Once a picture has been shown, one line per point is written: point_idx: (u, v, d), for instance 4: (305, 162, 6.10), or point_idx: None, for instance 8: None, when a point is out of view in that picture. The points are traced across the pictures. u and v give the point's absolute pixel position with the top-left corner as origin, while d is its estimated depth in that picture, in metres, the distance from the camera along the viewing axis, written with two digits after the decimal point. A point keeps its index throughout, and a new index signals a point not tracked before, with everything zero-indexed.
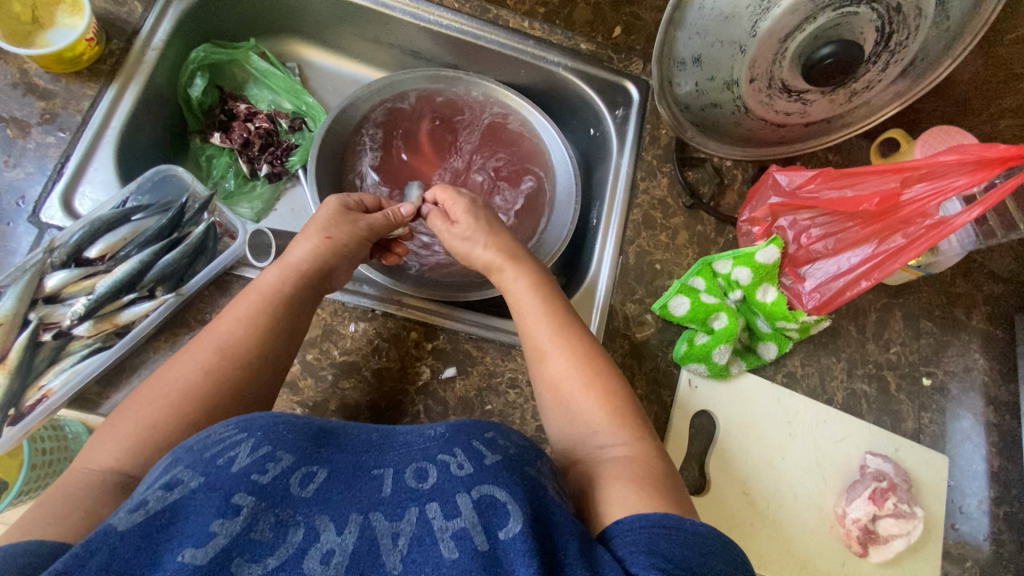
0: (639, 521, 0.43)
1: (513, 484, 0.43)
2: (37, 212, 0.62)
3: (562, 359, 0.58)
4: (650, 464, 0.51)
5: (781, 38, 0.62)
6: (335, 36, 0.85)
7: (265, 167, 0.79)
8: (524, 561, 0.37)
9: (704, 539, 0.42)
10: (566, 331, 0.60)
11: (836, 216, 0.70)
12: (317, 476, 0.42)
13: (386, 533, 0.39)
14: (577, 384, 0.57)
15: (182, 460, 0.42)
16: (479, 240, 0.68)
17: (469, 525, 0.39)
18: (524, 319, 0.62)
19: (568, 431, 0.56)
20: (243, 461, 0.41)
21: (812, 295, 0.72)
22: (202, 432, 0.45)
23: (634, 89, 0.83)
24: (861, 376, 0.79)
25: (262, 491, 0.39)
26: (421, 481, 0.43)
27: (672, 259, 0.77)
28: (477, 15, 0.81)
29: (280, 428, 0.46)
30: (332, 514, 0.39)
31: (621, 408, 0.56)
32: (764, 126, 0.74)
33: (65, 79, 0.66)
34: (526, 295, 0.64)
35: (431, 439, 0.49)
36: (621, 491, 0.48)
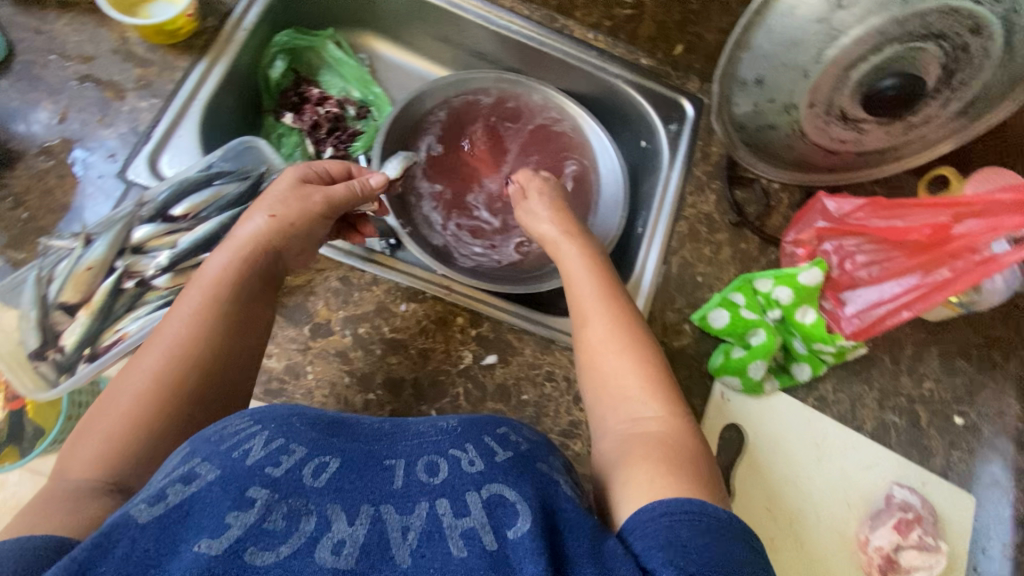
0: (661, 509, 0.44)
1: (522, 484, 0.45)
2: (126, 170, 0.66)
3: (602, 325, 0.62)
4: (680, 442, 0.53)
5: (845, 67, 0.64)
6: (406, 32, 0.89)
7: (329, 150, 0.83)
8: (532, 559, 0.39)
9: (725, 526, 0.43)
10: (612, 302, 0.64)
11: (885, 244, 0.71)
12: (329, 467, 0.45)
13: (397, 527, 0.41)
14: (616, 351, 0.60)
15: (199, 452, 0.44)
16: (541, 216, 0.74)
17: (478, 524, 0.41)
18: (574, 286, 0.67)
19: (599, 399, 0.58)
20: (257, 453, 0.44)
21: (851, 319, 0.72)
22: (218, 424, 0.47)
23: (688, 106, 0.86)
24: (892, 408, 0.79)
25: (276, 483, 0.42)
26: (431, 476, 0.45)
27: (713, 273, 0.79)
28: (545, 24, 0.85)
29: (293, 422, 0.49)
30: (344, 505, 0.42)
31: (656, 376, 0.58)
32: (816, 151, 0.76)
33: (162, 50, 0.71)
34: (579, 264, 0.68)
35: (443, 432, 0.52)
36: (647, 473, 0.49)
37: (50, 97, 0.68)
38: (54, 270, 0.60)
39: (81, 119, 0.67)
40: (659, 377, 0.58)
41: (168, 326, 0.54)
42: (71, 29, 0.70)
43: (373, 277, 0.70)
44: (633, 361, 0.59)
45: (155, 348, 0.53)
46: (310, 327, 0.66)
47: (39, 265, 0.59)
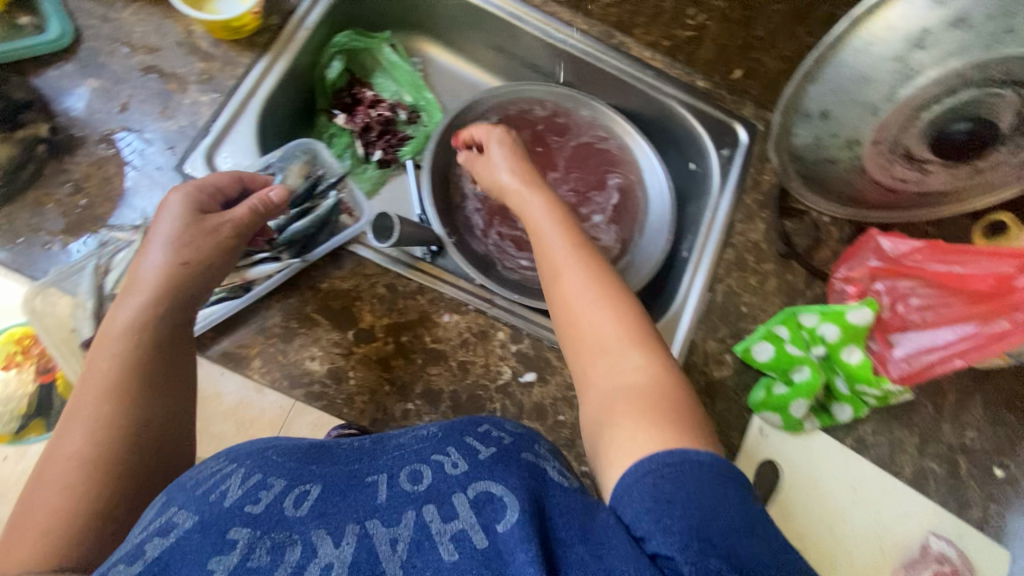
0: (642, 467, 0.43)
1: (509, 476, 0.45)
2: (182, 164, 0.67)
3: (573, 274, 0.58)
4: (661, 389, 0.50)
5: (916, 107, 0.62)
6: (461, 38, 0.89)
7: (378, 153, 0.84)
8: (522, 544, 0.40)
9: (708, 469, 0.43)
10: (579, 248, 0.60)
11: (941, 290, 0.70)
12: (311, 494, 0.46)
13: (384, 540, 0.42)
14: (588, 299, 0.56)
15: (177, 501, 0.44)
16: (501, 164, 0.70)
17: (466, 526, 0.42)
18: (539, 236, 0.62)
19: (579, 357, 0.55)
20: (234, 494, 0.44)
21: (900, 363, 0.71)
22: (193, 469, 0.48)
23: (742, 132, 0.84)
24: (932, 455, 0.77)
25: (257, 520, 0.42)
26: (415, 484, 0.46)
27: (758, 304, 0.77)
28: (602, 40, 0.84)
29: (269, 455, 0.50)
30: (329, 528, 0.43)
31: (631, 320, 0.55)
32: (875, 188, 0.74)
33: (225, 46, 0.71)
34: (541, 211, 0.64)
35: (425, 439, 0.51)
36: (630, 431, 0.47)
37: (113, 85, 0.68)
38: (111, 261, 0.62)
39: (142, 110, 0.68)
40: (635, 321, 0.55)
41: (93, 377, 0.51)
42: (138, 19, 0.70)
43: (419, 286, 0.69)
44: (607, 308, 0.56)
45: (83, 400, 0.51)
46: (354, 332, 0.66)
47: (98, 255, 0.62)
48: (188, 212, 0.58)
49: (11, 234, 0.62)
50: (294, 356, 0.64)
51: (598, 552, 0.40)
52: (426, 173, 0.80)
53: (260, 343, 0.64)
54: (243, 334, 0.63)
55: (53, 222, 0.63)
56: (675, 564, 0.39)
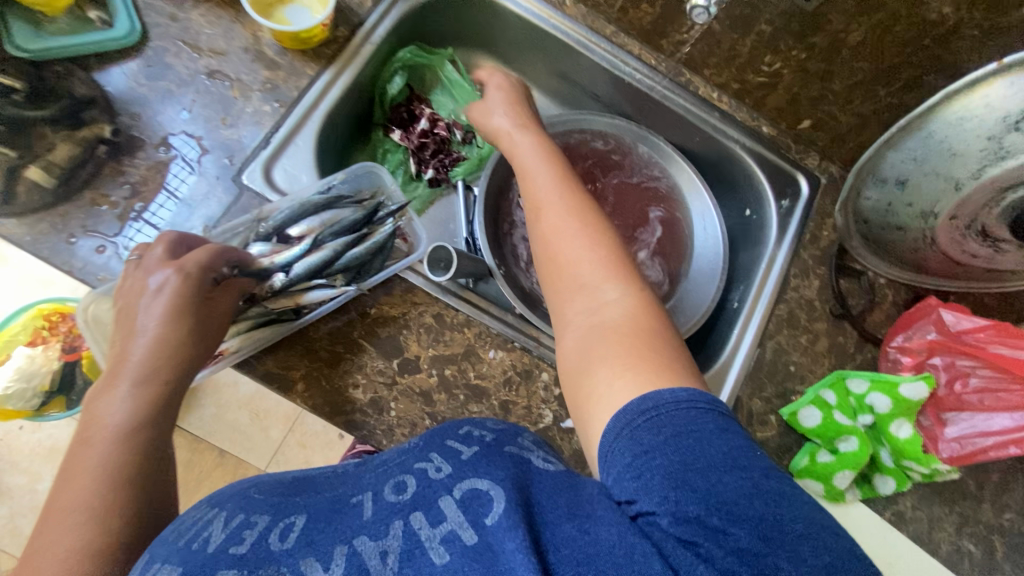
0: (622, 421, 0.44)
1: (494, 470, 0.44)
2: (241, 174, 0.66)
3: (557, 214, 0.59)
4: (637, 322, 0.51)
5: (1003, 186, 0.59)
6: (524, 60, 0.87)
7: (430, 172, 0.82)
8: (511, 532, 0.39)
9: (682, 405, 0.43)
10: (564, 185, 0.61)
11: (1004, 374, 0.68)
12: (296, 525, 0.43)
13: (374, 554, 0.40)
14: (569, 237, 0.57)
15: (157, 555, 0.42)
16: (499, 108, 0.70)
17: (456, 525, 0.41)
18: (528, 178, 0.63)
19: (559, 299, 0.56)
20: (218, 538, 0.42)
21: (951, 444, 0.69)
22: (174, 522, 0.46)
23: (804, 183, 0.82)
24: (970, 535, 0.75)
25: (242, 561, 0.40)
26: (400, 494, 0.44)
27: (807, 364, 0.75)
28: (670, 76, 0.82)
29: (250, 494, 0.48)
30: (317, 554, 0.41)
31: (607, 251, 0.56)
32: (943, 260, 0.71)
33: (292, 55, 0.70)
34: (529, 150, 0.65)
35: (407, 452, 0.50)
36: (608, 377, 0.47)
37: (177, 88, 0.67)
38: None
39: (204, 116, 0.67)
40: (611, 255, 0.56)
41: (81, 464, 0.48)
42: (206, 21, 0.68)
43: (466, 318, 0.68)
44: (586, 242, 0.57)
45: (72, 478, 0.47)
46: (399, 362, 0.65)
47: None
48: (187, 301, 0.55)
49: (66, 233, 0.62)
50: (338, 382, 0.63)
51: (585, 525, 0.40)
52: (478, 202, 0.77)
53: (304, 366, 0.63)
54: (286, 355, 0.62)
55: (108, 225, 0.62)
56: (657, 518, 0.39)
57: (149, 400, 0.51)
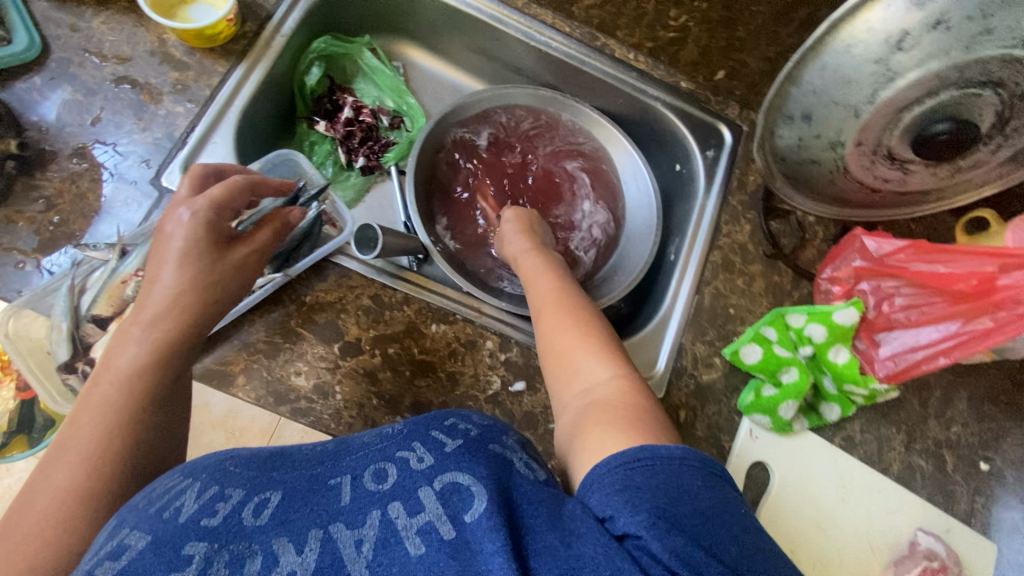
0: (617, 460, 0.44)
1: (476, 465, 0.44)
2: (160, 176, 0.65)
3: (556, 311, 0.62)
4: (632, 401, 0.52)
5: (899, 108, 0.63)
6: (443, 42, 0.88)
7: (361, 160, 0.82)
8: (489, 536, 0.39)
9: (678, 461, 0.43)
10: (565, 288, 0.66)
11: (925, 289, 0.70)
12: (272, 501, 0.44)
13: (349, 542, 0.41)
14: (567, 328, 0.60)
15: (127, 522, 0.42)
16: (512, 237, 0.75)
17: (434, 517, 0.41)
18: (533, 282, 0.68)
19: (557, 386, 0.57)
20: (191, 508, 0.43)
21: (885, 363, 0.72)
22: (146, 488, 0.46)
23: (727, 132, 0.84)
24: (919, 451, 0.78)
25: (214, 533, 0.41)
26: (380, 483, 0.45)
27: (745, 305, 0.78)
28: (586, 41, 0.83)
29: (226, 468, 0.47)
30: (291, 535, 0.41)
31: (602, 341, 0.58)
32: (858, 189, 0.74)
33: (199, 54, 0.69)
34: (534, 258, 0.71)
35: (389, 437, 0.50)
36: (602, 436, 0.48)
37: (85, 97, 0.66)
38: (86, 280, 0.60)
39: (115, 122, 0.66)
40: (604, 340, 0.59)
41: (91, 403, 0.50)
42: (108, 28, 0.68)
43: (405, 297, 0.68)
44: (579, 333, 0.59)
45: (85, 419, 0.49)
46: (339, 346, 0.65)
47: (72, 275, 0.59)
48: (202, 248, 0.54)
49: None
50: (279, 372, 0.63)
51: (568, 539, 0.40)
52: (410, 180, 0.78)
53: (244, 359, 0.63)
54: (224, 351, 0.62)
55: (26, 241, 0.61)
56: (643, 543, 0.39)
57: (153, 349, 0.52)
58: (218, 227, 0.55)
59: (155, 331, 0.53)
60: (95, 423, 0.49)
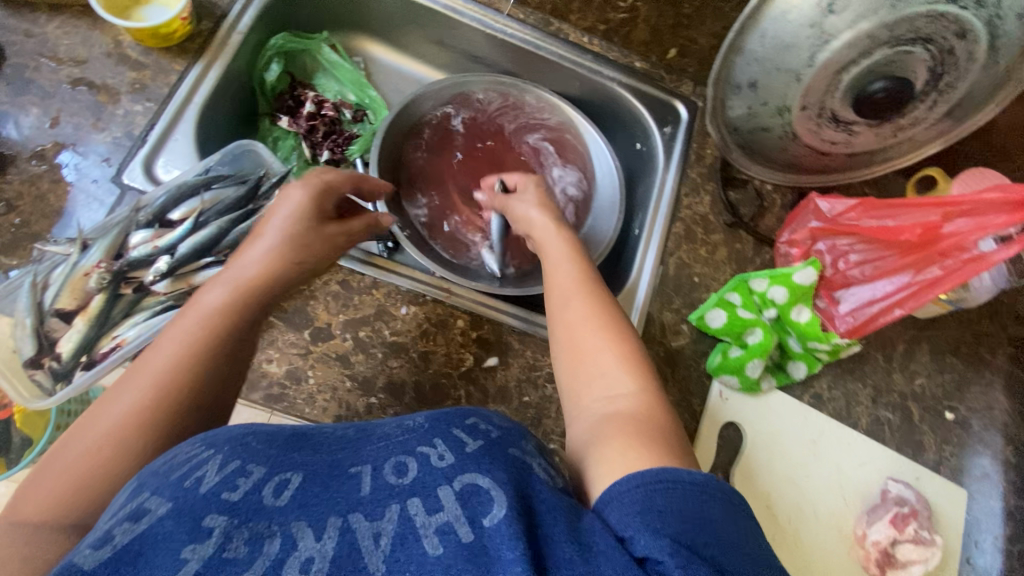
0: (634, 480, 0.42)
1: (497, 469, 0.42)
2: (121, 174, 0.65)
3: (581, 305, 0.59)
4: (654, 419, 0.50)
5: (837, 70, 0.65)
6: (402, 35, 0.89)
7: (326, 153, 0.83)
8: (510, 545, 0.37)
9: (703, 487, 0.41)
10: (589, 279, 0.62)
11: (877, 244, 0.72)
12: (292, 481, 0.42)
13: (367, 534, 0.38)
14: (594, 325, 0.57)
15: (149, 485, 0.41)
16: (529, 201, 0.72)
17: (453, 518, 0.39)
18: (553, 269, 0.65)
19: (572, 385, 0.55)
20: (212, 480, 0.41)
21: (846, 317, 0.74)
22: (167, 454, 0.44)
23: (682, 109, 0.87)
24: (886, 405, 0.80)
25: (234, 508, 0.39)
26: (400, 477, 0.42)
27: (710, 273, 0.80)
28: (540, 27, 0.85)
29: (249, 441, 0.45)
30: (310, 520, 0.39)
31: (628, 348, 0.56)
32: (809, 153, 0.77)
33: (156, 54, 0.70)
34: (560, 245, 0.67)
35: (411, 430, 0.48)
36: (619, 450, 0.46)
37: (41, 101, 0.66)
38: (49, 276, 0.59)
39: (74, 123, 0.66)
40: (628, 347, 0.56)
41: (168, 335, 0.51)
42: (63, 32, 0.68)
43: (373, 281, 0.69)
44: (604, 335, 0.56)
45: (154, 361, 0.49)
46: (310, 332, 0.66)
47: (34, 271, 0.59)
48: (305, 217, 0.60)
49: None
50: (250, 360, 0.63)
51: (586, 556, 0.37)
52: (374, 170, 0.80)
53: None
54: None
55: None
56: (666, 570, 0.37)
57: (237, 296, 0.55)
58: (320, 201, 0.62)
59: (236, 283, 0.55)
60: (163, 358, 0.49)
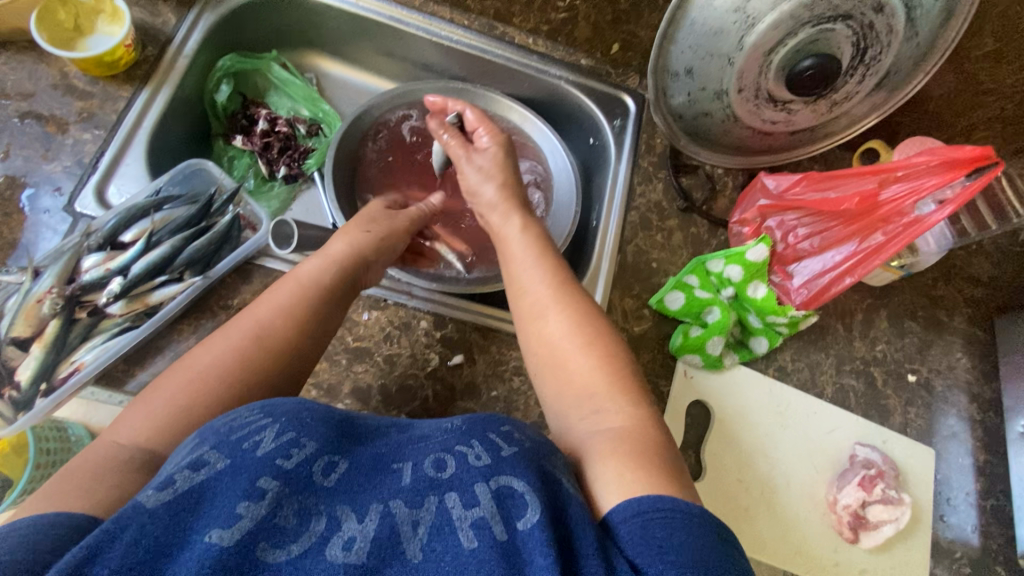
0: (632, 508, 0.44)
1: (530, 474, 0.44)
2: (73, 202, 0.66)
3: (560, 321, 0.61)
4: (647, 436, 0.52)
5: (766, 52, 0.68)
6: (352, 49, 0.91)
7: (282, 169, 0.84)
8: (542, 550, 0.38)
9: (703, 518, 0.43)
10: (563, 293, 0.63)
11: (821, 216, 0.75)
12: (340, 465, 0.43)
13: (406, 521, 0.40)
14: (577, 345, 0.59)
15: (208, 442, 0.44)
16: (495, 179, 0.74)
17: (488, 515, 0.40)
18: (523, 282, 0.66)
19: (560, 397, 0.58)
20: (268, 446, 0.42)
21: (800, 290, 0.75)
22: (229, 415, 0.47)
23: (630, 101, 0.89)
24: (849, 372, 0.82)
25: (287, 476, 0.41)
26: (440, 471, 0.44)
27: (667, 258, 0.82)
28: (485, 32, 0.87)
29: (304, 415, 0.47)
30: (353, 505, 0.41)
31: (617, 370, 0.57)
32: (752, 134, 0.79)
33: (102, 82, 0.71)
34: (526, 250, 0.68)
35: (448, 431, 0.50)
36: (614, 470, 0.48)
37: None
38: (3, 306, 0.59)
39: (23, 155, 0.67)
40: (609, 365, 0.58)
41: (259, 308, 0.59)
42: (9, 68, 0.69)
43: None
44: (591, 356, 0.58)
45: (241, 330, 0.57)
46: None
47: None
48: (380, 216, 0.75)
49: None
50: None
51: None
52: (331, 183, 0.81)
53: None
54: (156, 363, 0.61)
55: None
56: None
57: (321, 271, 0.64)
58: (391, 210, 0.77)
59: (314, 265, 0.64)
60: (248, 325, 0.58)
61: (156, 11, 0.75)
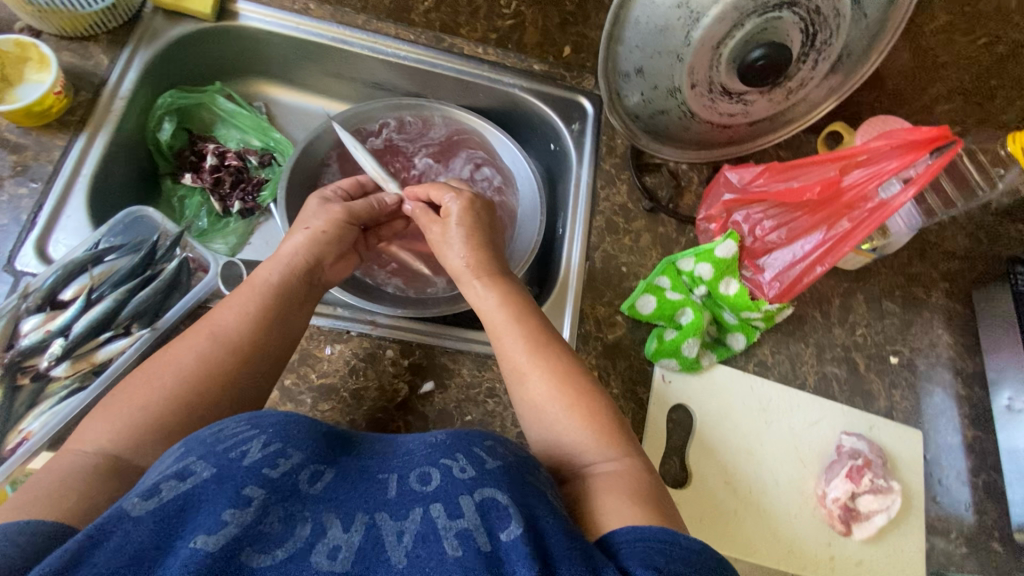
0: (634, 533, 0.43)
1: (512, 490, 0.41)
2: (12, 262, 0.63)
3: (542, 382, 0.58)
4: (642, 480, 0.52)
5: (714, 45, 0.66)
6: (300, 74, 0.89)
7: (236, 204, 0.82)
8: (525, 562, 0.36)
9: (701, 555, 0.41)
10: (544, 351, 0.60)
11: (786, 207, 0.73)
12: (325, 475, 0.41)
13: (392, 532, 0.37)
14: (561, 407, 0.57)
15: (194, 452, 0.40)
16: (455, 245, 0.68)
17: (471, 526, 0.38)
18: (498, 340, 0.62)
19: (549, 453, 0.56)
20: (255, 454, 0.40)
21: (772, 283, 0.74)
22: (214, 425, 0.44)
23: (587, 104, 0.88)
24: (830, 360, 0.81)
25: (273, 485, 0.38)
26: (425, 485, 0.41)
27: (637, 261, 0.80)
28: (433, 45, 0.85)
29: (291, 427, 0.45)
30: (339, 512, 0.38)
31: (604, 426, 0.56)
32: (711, 129, 0.78)
33: (35, 132, 0.68)
34: (499, 316, 0.64)
35: (432, 446, 0.47)
36: (617, 504, 0.48)
37: None
38: None
39: None
40: (601, 428, 0.56)
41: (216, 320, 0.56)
42: None
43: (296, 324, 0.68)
44: (578, 419, 0.56)
45: (201, 342, 0.55)
46: None
47: None
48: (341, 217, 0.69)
49: None
50: None
51: None
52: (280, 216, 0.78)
53: None
54: None
55: None
56: None
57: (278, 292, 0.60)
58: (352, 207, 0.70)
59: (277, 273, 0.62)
60: (210, 337, 0.55)
61: (87, 53, 0.72)
